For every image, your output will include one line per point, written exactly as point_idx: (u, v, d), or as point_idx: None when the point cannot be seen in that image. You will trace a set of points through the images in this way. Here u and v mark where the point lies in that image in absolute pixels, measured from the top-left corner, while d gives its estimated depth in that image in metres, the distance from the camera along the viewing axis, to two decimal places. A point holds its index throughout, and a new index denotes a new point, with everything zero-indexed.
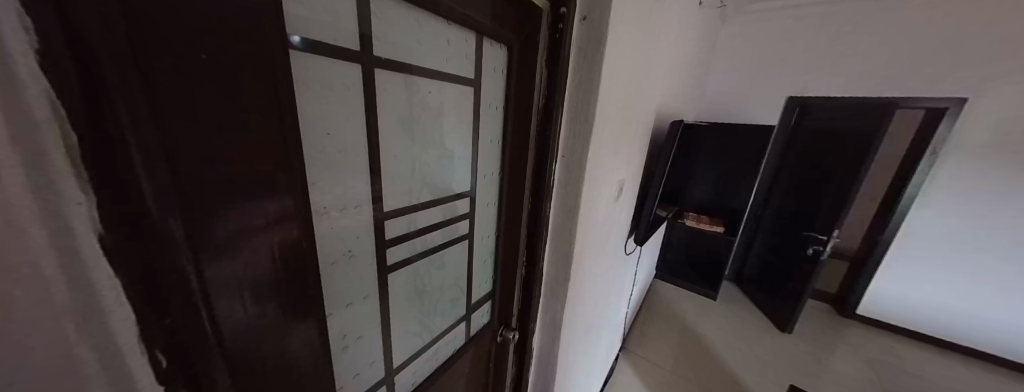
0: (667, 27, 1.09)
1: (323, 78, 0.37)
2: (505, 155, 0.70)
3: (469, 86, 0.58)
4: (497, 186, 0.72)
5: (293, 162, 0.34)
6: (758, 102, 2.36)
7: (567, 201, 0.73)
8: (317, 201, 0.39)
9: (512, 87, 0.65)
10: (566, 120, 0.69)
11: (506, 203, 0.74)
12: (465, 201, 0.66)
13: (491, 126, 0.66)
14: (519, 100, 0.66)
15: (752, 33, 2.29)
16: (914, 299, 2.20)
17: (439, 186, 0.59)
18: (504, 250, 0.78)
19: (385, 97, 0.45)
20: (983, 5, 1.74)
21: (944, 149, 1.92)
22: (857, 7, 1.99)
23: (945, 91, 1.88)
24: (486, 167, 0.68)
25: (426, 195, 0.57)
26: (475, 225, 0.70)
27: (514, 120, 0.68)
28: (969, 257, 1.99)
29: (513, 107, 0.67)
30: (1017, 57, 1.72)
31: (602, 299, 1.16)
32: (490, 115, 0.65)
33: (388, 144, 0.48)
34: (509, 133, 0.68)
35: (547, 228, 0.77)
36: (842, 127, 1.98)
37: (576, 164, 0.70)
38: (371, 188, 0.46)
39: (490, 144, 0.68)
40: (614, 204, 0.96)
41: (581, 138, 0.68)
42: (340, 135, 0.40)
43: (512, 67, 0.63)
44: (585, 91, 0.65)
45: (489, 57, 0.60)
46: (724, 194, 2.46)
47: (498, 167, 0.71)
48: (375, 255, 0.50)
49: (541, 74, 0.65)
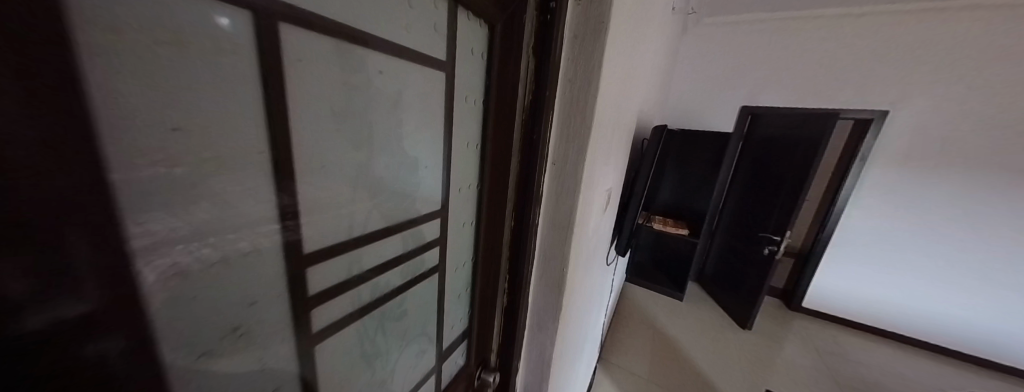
0: (653, 25, 1.04)
1: (207, 45, 0.23)
2: (484, 163, 0.57)
3: (438, 73, 0.45)
4: (476, 202, 0.59)
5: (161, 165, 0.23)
6: (716, 110, 2.48)
7: (557, 217, 0.63)
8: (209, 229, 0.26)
9: (492, 78, 0.52)
10: (557, 121, 0.58)
11: (485, 221, 0.60)
12: (434, 224, 0.52)
13: (467, 125, 0.53)
14: (502, 95, 0.54)
15: (710, 44, 2.41)
16: (848, 290, 2.45)
17: (396, 206, 0.45)
18: (483, 278, 0.64)
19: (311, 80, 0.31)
20: (899, 29, 1.98)
21: (870, 158, 2.17)
22: (802, 27, 2.17)
23: (870, 104, 2.11)
24: (460, 178, 0.54)
25: (378, 224, 0.43)
26: (448, 253, 0.56)
27: (495, 119, 0.54)
28: (891, 252, 2.25)
29: (494, 104, 0.53)
30: (928, 78, 1.98)
31: (587, 316, 1.07)
32: (465, 112, 0.51)
33: (322, 151, 0.34)
34: (489, 135, 0.55)
35: (535, 249, 0.66)
36: (789, 135, 2.13)
37: (569, 174, 0.60)
38: (279, 206, 0.32)
39: (467, 149, 0.54)
40: (602, 216, 0.88)
41: (577, 144, 0.58)
42: (208, 129, 0.25)
43: (494, 52, 0.51)
44: (581, 89, 0.55)
45: (464, 39, 0.47)
46: (687, 197, 2.54)
47: (476, 178, 0.58)
48: (293, 313, 0.35)
49: (529, 64, 0.54)
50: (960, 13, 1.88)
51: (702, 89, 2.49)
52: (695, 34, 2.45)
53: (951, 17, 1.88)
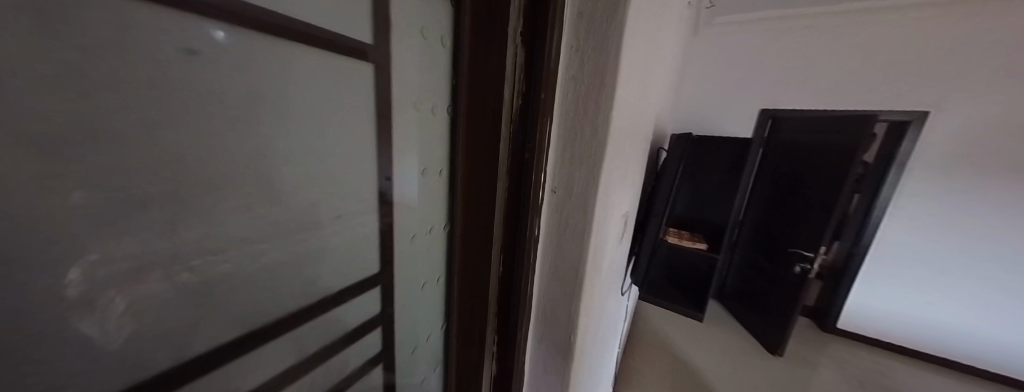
0: (670, 15, 0.87)
1: None
2: (454, 193, 0.47)
3: (393, 89, 0.39)
4: (446, 236, 0.50)
5: (153, 188, 0.23)
6: (732, 115, 2.29)
7: (562, 265, 0.48)
8: (193, 252, 0.26)
9: (462, 88, 0.41)
10: (557, 134, 0.43)
11: (460, 265, 0.49)
12: (374, 296, 0.44)
13: (428, 149, 0.44)
14: (473, 108, 0.42)
15: (722, 46, 2.24)
16: (888, 312, 2.21)
17: (314, 256, 0.37)
18: (458, 333, 0.53)
19: (273, 105, 0.29)
20: (938, 21, 1.77)
21: (909, 163, 1.95)
22: (824, 23, 1.99)
23: (907, 104, 1.90)
24: (414, 212, 0.45)
25: (323, 264, 0.37)
26: (403, 311, 0.49)
27: (467, 139, 0.43)
28: (938, 269, 2.02)
29: (464, 121, 0.42)
30: (974, 74, 1.76)
31: (598, 370, 0.88)
32: (427, 133, 0.44)
33: (281, 177, 0.31)
34: (458, 160, 0.44)
35: (529, 302, 0.51)
36: (816, 141, 1.93)
37: (575, 205, 0.44)
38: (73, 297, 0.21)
39: (426, 176, 0.45)
40: (616, 250, 0.71)
41: (595, 173, 0.42)
42: None
43: (463, 57, 0.40)
44: (591, 96, 0.40)
45: (416, 48, 0.39)
46: (704, 208, 2.34)
47: (445, 210, 0.49)
48: None
49: (519, 62, 0.38)
50: (1008, 4, 1.68)
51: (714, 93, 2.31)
52: (705, 36, 2.28)
53: (997, 9, 1.68)
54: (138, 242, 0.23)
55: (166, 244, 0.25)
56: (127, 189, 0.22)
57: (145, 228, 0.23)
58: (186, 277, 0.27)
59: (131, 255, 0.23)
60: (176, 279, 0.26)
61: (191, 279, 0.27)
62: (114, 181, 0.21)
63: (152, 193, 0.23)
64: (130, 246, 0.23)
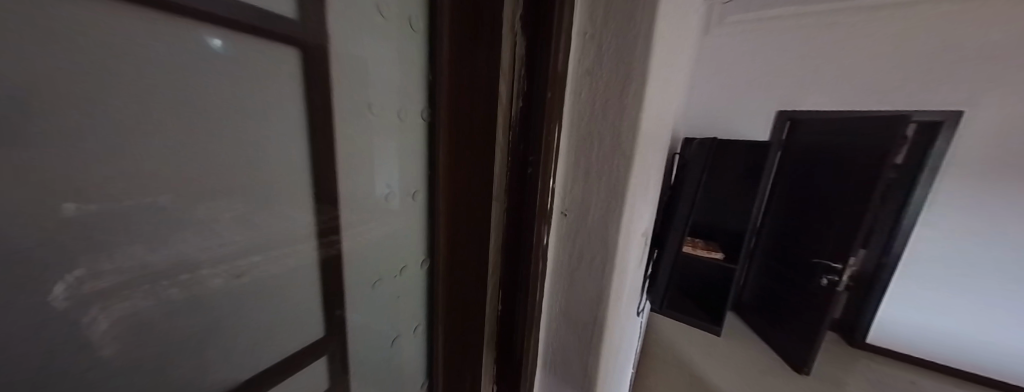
0: None
1: None
2: (435, 220, 0.38)
3: (355, 92, 0.30)
4: (426, 271, 0.41)
5: (151, 197, 0.21)
6: (747, 118, 2.16)
7: (574, 304, 0.40)
8: (188, 264, 0.24)
9: (442, 91, 0.33)
10: (570, 146, 0.34)
11: (444, 303, 0.41)
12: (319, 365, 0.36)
13: (400, 167, 0.36)
14: (458, 114, 0.33)
15: (736, 45, 2.12)
16: (920, 324, 2.07)
17: (241, 311, 0.28)
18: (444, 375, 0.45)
19: (265, 110, 0.25)
20: (973, 13, 1.64)
21: (943, 166, 1.82)
22: (825, 20, 1.88)
23: (940, 103, 1.76)
24: (384, 244, 0.37)
25: (297, 295, 0.32)
26: (372, 359, 0.41)
27: (451, 153, 0.35)
28: (973, 277, 1.89)
29: (447, 131, 0.34)
30: (1013, 69, 1.63)
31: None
32: (398, 147, 0.35)
33: (275, 186, 0.27)
34: (439, 180, 0.36)
35: (533, 348, 0.42)
36: (843, 144, 1.80)
37: (593, 234, 0.36)
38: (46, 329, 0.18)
39: (400, 197, 0.36)
40: (633, 272, 0.61)
41: (619, 193, 0.33)
42: None
43: (442, 54, 0.32)
44: (611, 95, 0.31)
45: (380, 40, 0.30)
46: (720, 216, 2.22)
47: (424, 239, 0.40)
48: None
49: (518, 55, 0.30)
50: None
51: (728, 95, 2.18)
52: (716, 35, 2.15)
53: None
54: (146, 253, 0.21)
55: (165, 257, 0.22)
56: (125, 197, 0.20)
57: (142, 238, 0.21)
58: (177, 293, 0.24)
59: (125, 268, 0.20)
60: (165, 295, 0.23)
61: (186, 294, 0.24)
62: (105, 194, 0.19)
63: (153, 204, 0.21)
64: (123, 258, 0.20)
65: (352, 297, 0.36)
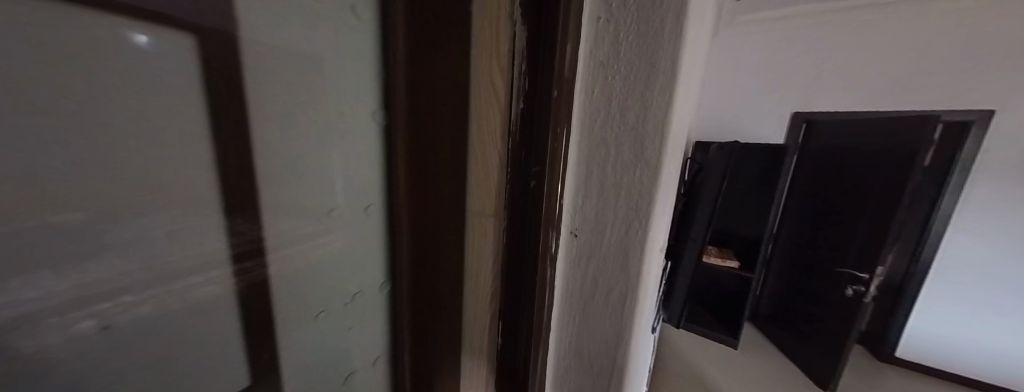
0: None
1: None
2: (396, 239, 0.32)
3: (295, 89, 0.25)
4: (387, 298, 0.35)
5: (50, 214, 0.17)
6: (760, 120, 2.07)
7: (586, 342, 0.34)
8: (105, 292, 0.19)
9: (397, 83, 0.27)
10: (578, 157, 0.28)
11: (408, 332, 0.35)
12: None
13: (354, 178, 0.30)
14: (416, 110, 0.27)
15: (746, 46, 2.04)
16: (951, 339, 1.93)
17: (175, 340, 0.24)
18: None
19: (205, 116, 0.21)
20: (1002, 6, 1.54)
21: (974, 169, 1.71)
22: (836, 19, 1.80)
23: (970, 102, 1.65)
24: (335, 268, 0.31)
25: (242, 325, 0.27)
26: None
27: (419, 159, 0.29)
28: (1010, 288, 1.76)
29: (405, 132, 0.28)
30: None
31: None
32: (350, 154, 0.29)
33: (222, 201, 0.23)
34: (398, 191, 0.30)
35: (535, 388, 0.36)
36: (865, 146, 1.70)
37: (607, 260, 0.30)
38: None
39: (357, 212, 0.31)
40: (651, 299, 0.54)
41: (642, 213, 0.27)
42: None
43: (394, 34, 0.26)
44: (631, 93, 0.25)
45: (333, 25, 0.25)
46: (733, 223, 2.12)
47: (382, 261, 0.34)
48: None
49: (517, 48, 0.25)
50: None
51: (738, 97, 2.11)
52: (724, 37, 2.09)
53: None
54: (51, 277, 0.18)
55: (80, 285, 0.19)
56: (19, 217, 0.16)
57: (39, 264, 0.17)
58: (93, 326, 0.20)
59: (19, 301, 0.17)
60: (77, 329, 0.19)
61: (105, 327, 0.20)
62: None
63: (65, 221, 0.17)
64: (14, 289, 0.16)
65: (282, 332, 0.30)
